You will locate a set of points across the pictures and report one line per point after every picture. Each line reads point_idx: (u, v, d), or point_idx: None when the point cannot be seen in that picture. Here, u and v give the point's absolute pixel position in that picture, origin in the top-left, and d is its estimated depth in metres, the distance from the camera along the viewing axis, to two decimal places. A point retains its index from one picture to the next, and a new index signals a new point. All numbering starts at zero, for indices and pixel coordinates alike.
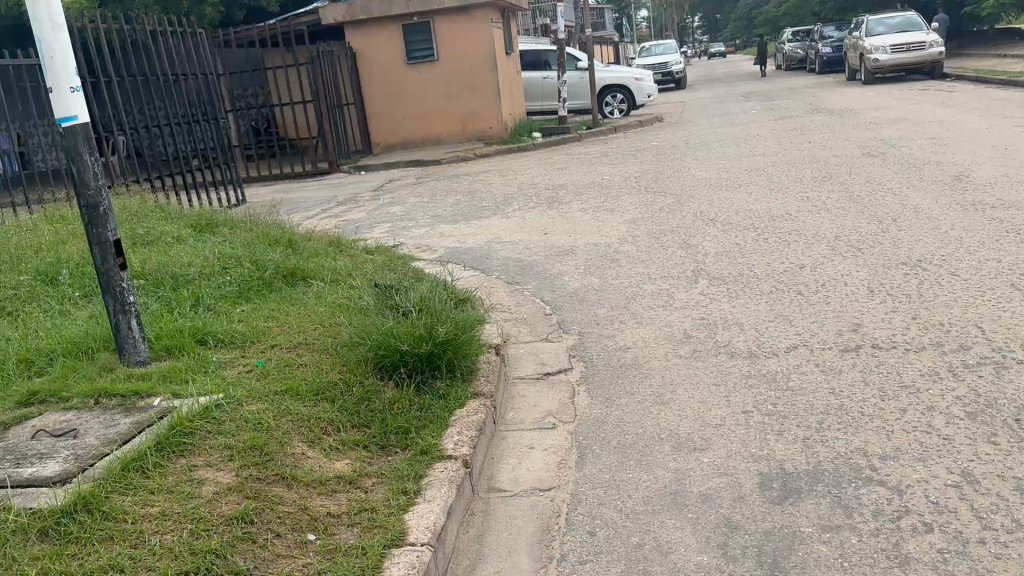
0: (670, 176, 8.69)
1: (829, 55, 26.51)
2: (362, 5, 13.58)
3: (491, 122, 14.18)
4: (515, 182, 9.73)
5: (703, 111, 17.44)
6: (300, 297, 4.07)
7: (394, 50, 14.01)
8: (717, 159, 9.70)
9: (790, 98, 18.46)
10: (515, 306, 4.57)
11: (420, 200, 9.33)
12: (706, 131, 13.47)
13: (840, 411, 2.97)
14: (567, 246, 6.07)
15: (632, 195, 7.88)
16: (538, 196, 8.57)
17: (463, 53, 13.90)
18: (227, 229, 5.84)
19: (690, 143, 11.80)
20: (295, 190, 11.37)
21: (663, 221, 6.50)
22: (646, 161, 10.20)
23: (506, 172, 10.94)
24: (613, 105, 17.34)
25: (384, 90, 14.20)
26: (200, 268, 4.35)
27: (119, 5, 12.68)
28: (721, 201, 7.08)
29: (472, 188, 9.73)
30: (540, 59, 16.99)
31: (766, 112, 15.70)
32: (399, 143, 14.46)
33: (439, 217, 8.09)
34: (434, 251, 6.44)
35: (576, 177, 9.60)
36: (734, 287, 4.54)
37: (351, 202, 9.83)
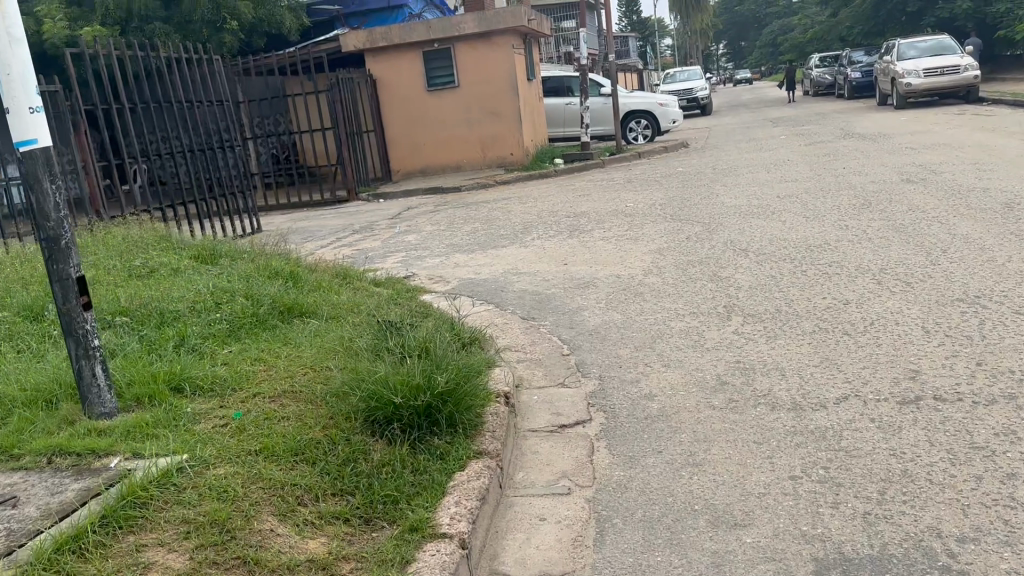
0: (698, 204, 8.31)
1: (859, 80, 26.04)
2: (383, 32, 13.43)
3: (512, 149, 13.91)
4: (536, 210, 9.40)
5: (730, 137, 17.05)
6: (295, 336, 3.72)
7: (414, 76, 13.82)
8: (746, 185, 9.31)
9: (819, 123, 18.03)
10: (530, 345, 4.19)
11: (438, 228, 9.03)
12: (734, 156, 13.09)
13: (905, 479, 2.59)
14: (589, 277, 5.71)
15: (658, 224, 7.51)
16: (559, 224, 8.23)
17: (484, 79, 13.68)
18: (230, 261, 5.53)
19: (718, 169, 11.42)
20: (311, 219, 11.14)
21: (691, 252, 6.12)
22: (672, 188, 9.83)
23: (527, 199, 10.62)
24: (637, 130, 17.04)
25: (404, 117, 14.00)
26: (190, 304, 4.02)
27: (138, 33, 12.63)
28: (753, 230, 6.69)
29: (492, 215, 9.41)
30: (562, 85, 16.74)
31: (795, 138, 15.28)
32: (419, 170, 14.23)
33: (456, 246, 7.76)
34: (447, 283, 6.11)
35: (599, 204, 9.26)
36: (772, 326, 4.13)
37: (366, 231, 9.55)
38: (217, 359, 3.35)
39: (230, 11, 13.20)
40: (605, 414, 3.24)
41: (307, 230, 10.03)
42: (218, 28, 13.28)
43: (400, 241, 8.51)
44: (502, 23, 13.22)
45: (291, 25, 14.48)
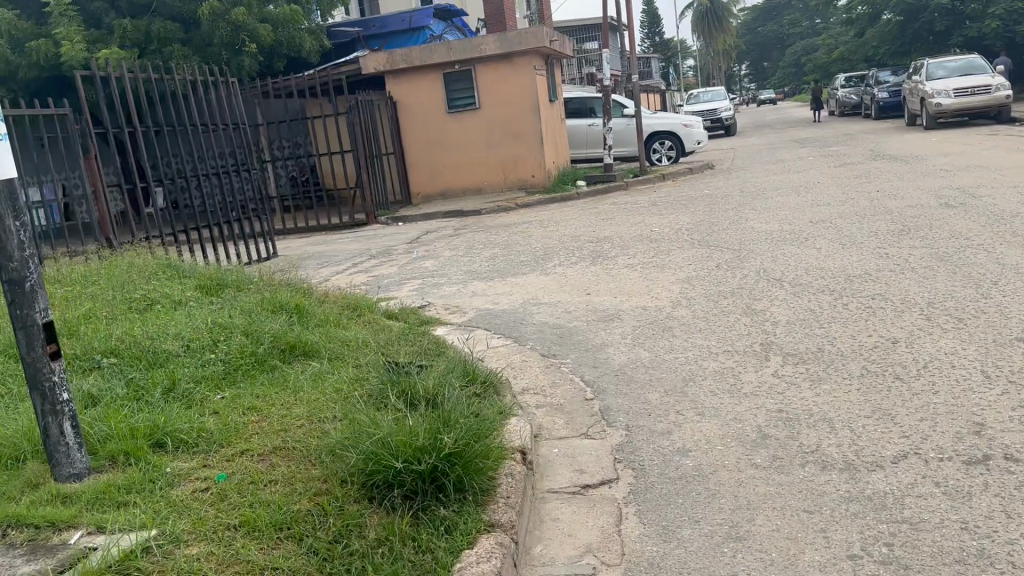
0: (727, 229, 7.96)
1: (886, 100, 25.56)
2: (403, 54, 13.27)
3: (534, 172, 13.65)
4: (557, 235, 9.10)
5: (756, 158, 16.66)
6: (296, 379, 3.44)
7: (434, 98, 13.63)
8: (776, 209, 8.95)
9: (848, 144, 17.60)
10: (550, 387, 3.86)
11: (456, 254, 8.76)
12: (761, 178, 12.72)
13: (984, 563, 2.22)
14: (613, 309, 5.37)
15: (685, 250, 7.18)
16: (582, 250, 7.91)
17: (505, 101, 13.46)
18: (237, 291, 5.29)
19: (745, 192, 11.06)
20: (328, 243, 10.93)
21: (721, 281, 5.77)
22: (699, 212, 9.49)
23: (548, 223, 10.33)
24: (661, 152, 16.72)
25: (424, 139, 13.82)
26: (185, 343, 3.76)
27: (157, 56, 12.59)
28: (787, 258, 6.33)
29: (513, 240, 9.13)
30: (584, 106, 16.49)
31: (824, 159, 14.88)
32: (439, 193, 14.01)
33: (474, 273, 7.47)
34: (464, 314, 5.81)
35: (623, 228, 8.93)
36: (815, 369, 3.77)
37: (383, 256, 9.31)
38: (208, 407, 3.08)
39: (249, 34, 13.16)
40: (633, 472, 2.90)
41: (323, 255, 9.80)
42: (236, 51, 13.25)
43: (418, 267, 8.24)
44: (523, 44, 13.01)
45: (310, 47, 14.47)
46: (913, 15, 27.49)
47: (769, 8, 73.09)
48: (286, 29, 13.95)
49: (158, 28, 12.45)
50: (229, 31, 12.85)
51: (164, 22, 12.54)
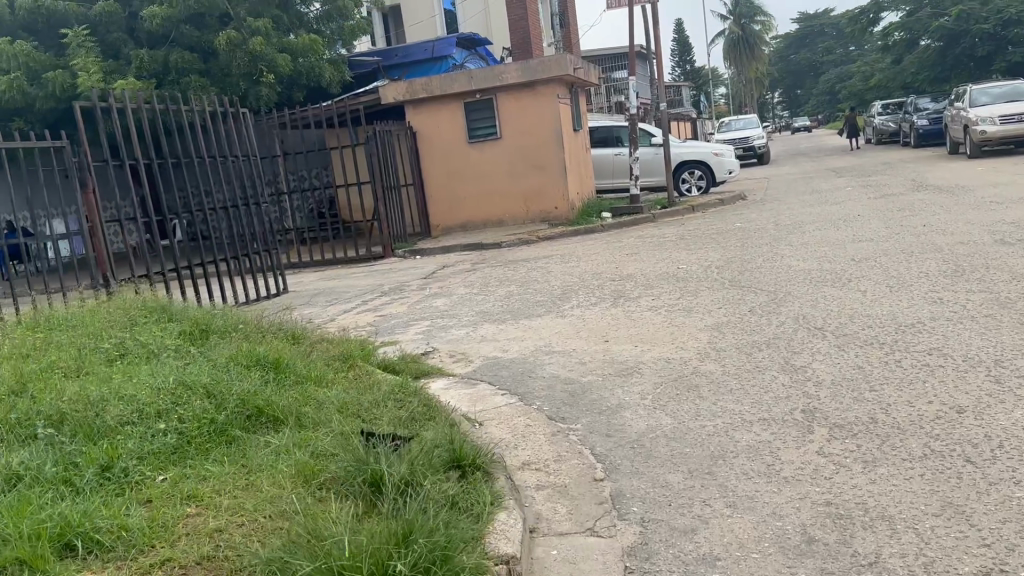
0: (760, 268, 7.38)
1: (926, 128, 24.75)
2: (423, 83, 12.96)
3: (557, 203, 13.19)
4: (578, 271, 8.60)
5: (790, 188, 16.04)
6: (256, 455, 2.96)
7: (455, 127, 13.27)
8: (814, 246, 8.34)
9: (888, 174, 16.89)
10: (555, 462, 3.32)
11: (471, 291, 8.29)
12: (797, 210, 12.12)
13: None
14: (633, 360, 4.84)
15: (715, 291, 6.62)
16: (603, 289, 7.39)
17: (527, 131, 13.06)
18: (225, 338, 4.85)
19: (780, 225, 10.46)
20: (342, 277, 10.57)
21: (754, 330, 5.21)
22: (730, 247, 8.92)
23: (570, 257, 9.83)
24: (690, 182, 16.19)
25: (444, 170, 13.44)
26: (137, 406, 3.29)
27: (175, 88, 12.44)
28: (827, 302, 5.75)
29: (532, 277, 8.65)
30: (611, 135, 16.04)
31: (862, 190, 14.21)
32: (459, 224, 13.59)
33: (486, 314, 6.98)
34: (469, 363, 5.29)
35: (648, 265, 8.40)
36: (868, 448, 3.22)
37: (395, 292, 8.89)
38: (142, 495, 2.60)
39: (266, 64, 13.01)
40: None
41: (335, 291, 9.42)
42: (254, 81, 13.06)
43: (429, 306, 7.78)
44: (546, 72, 12.63)
45: (331, 78, 14.30)
46: (953, 41, 26.73)
47: (802, 36, 72.45)
48: (306, 60, 13.79)
49: (176, 59, 12.57)
50: (247, 60, 12.75)
51: (181, 53, 12.65)
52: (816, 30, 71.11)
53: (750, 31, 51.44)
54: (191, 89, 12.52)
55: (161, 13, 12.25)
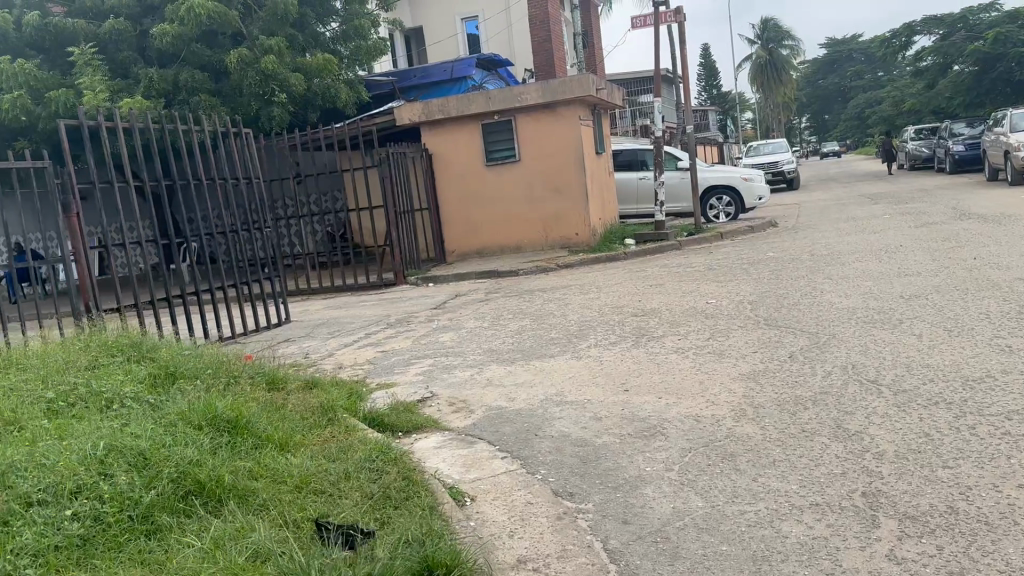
0: (798, 305, 6.69)
1: (962, 153, 23.86)
2: (440, 104, 12.48)
3: (577, 230, 12.60)
4: (596, 304, 7.97)
5: (823, 216, 15.29)
6: (181, 555, 2.40)
7: (472, 150, 12.75)
8: (853, 280, 7.65)
9: (927, 201, 16.10)
10: (557, 561, 2.69)
11: (481, 325, 7.68)
12: (832, 239, 11.40)
13: None
14: (656, 416, 4.20)
15: (749, 331, 5.95)
16: (624, 326, 6.74)
17: (548, 154, 12.51)
18: (192, 384, 4.34)
19: (816, 256, 9.75)
20: (347, 306, 10.04)
21: (797, 382, 4.53)
22: (762, 280, 8.24)
23: (589, 288, 9.21)
24: (718, 208, 15.53)
25: (461, 193, 12.91)
26: (51, 482, 2.73)
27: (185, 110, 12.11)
28: (879, 349, 5.06)
29: (547, 310, 8.02)
30: (635, 158, 15.45)
31: (901, 218, 13.45)
32: (476, 250, 13.03)
33: (494, 351, 6.37)
34: (469, 414, 4.67)
35: (673, 299, 7.76)
36: (953, 557, 2.53)
37: (402, 325, 8.31)
38: None
39: (278, 84, 12.62)
40: None
41: (338, 322, 8.87)
42: (266, 101, 12.69)
43: (434, 341, 7.18)
44: (568, 93, 12.08)
45: (347, 100, 13.78)
46: (990, 65, 25.88)
47: (830, 60, 71.66)
48: (321, 80, 13.36)
49: (185, 76, 12.32)
50: (259, 78, 12.36)
51: (191, 71, 12.42)
52: (844, 55, 70.30)
53: (777, 55, 50.83)
54: (200, 109, 12.26)
55: (172, 31, 11.98)
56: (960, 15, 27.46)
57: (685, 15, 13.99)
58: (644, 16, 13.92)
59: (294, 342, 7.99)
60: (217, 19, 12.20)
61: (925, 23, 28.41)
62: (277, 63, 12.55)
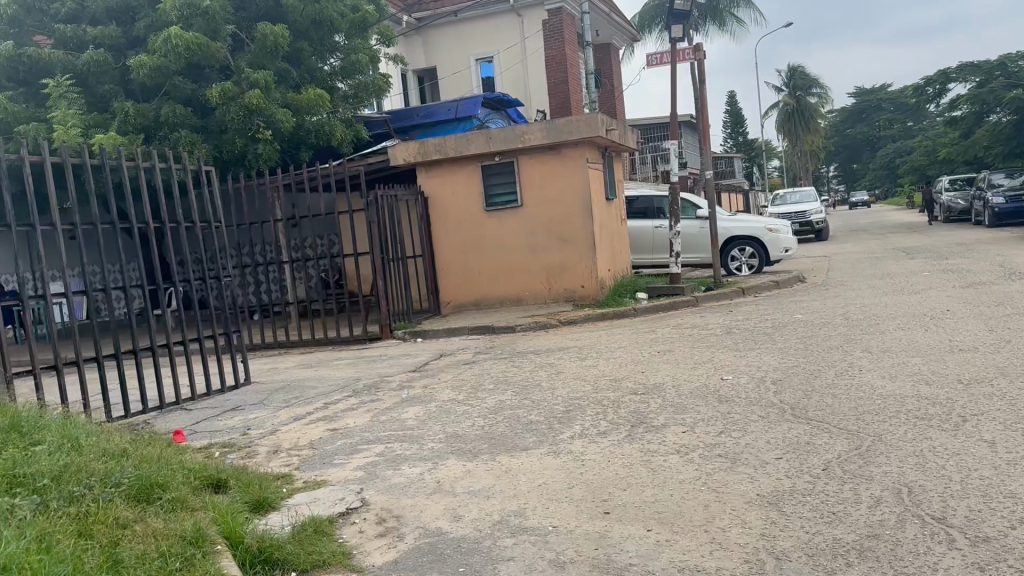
0: (832, 388, 5.51)
1: (1002, 206, 22.52)
2: (436, 144, 11.58)
3: (583, 282, 11.52)
4: (592, 375, 6.86)
5: (856, 271, 14.08)
6: None
7: (471, 194, 11.79)
8: (896, 354, 6.48)
9: (970, 257, 14.84)
10: None
11: (456, 397, 6.58)
12: (868, 300, 10.21)
13: None
14: (639, 564, 3.06)
15: (771, 424, 4.79)
16: (620, 407, 5.60)
17: (552, 199, 11.52)
18: (26, 501, 3.29)
19: (850, 320, 8.58)
20: (319, 366, 9.02)
21: (834, 515, 3.38)
22: (787, 351, 7.07)
23: (588, 352, 8.11)
24: (740, 260, 14.38)
25: (458, 239, 11.91)
26: None
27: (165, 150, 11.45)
28: (943, 462, 3.92)
29: (534, 380, 6.91)
30: (651, 206, 14.40)
31: (943, 276, 12.20)
32: (473, 302, 11.97)
33: (457, 436, 5.27)
34: (396, 541, 3.57)
35: (681, 371, 6.63)
36: None
37: (368, 392, 7.24)
38: None
39: (265, 120, 11.88)
40: None
41: (302, 386, 7.85)
42: (252, 138, 11.94)
43: (395, 417, 6.08)
44: (573, 133, 11.12)
45: (343, 138, 12.99)
46: None
47: (858, 110, 70.69)
48: (314, 117, 12.62)
49: (166, 111, 11.75)
50: (242, 114, 11.63)
51: (174, 106, 11.84)
52: (872, 104, 69.49)
53: (804, 103, 49.93)
54: (181, 145, 11.61)
55: (149, 63, 11.37)
56: (996, 63, 26.38)
57: (704, 53, 13.08)
58: (660, 54, 13.02)
59: (243, 413, 6.96)
60: (200, 50, 11.58)
61: (959, 71, 27.34)
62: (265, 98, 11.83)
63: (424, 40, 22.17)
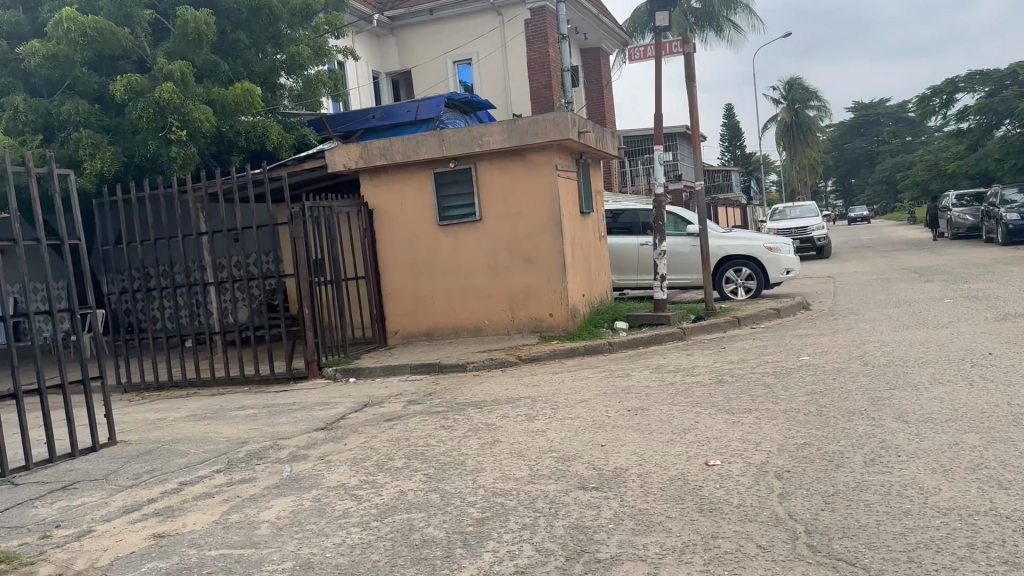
0: (864, 494, 3.76)
1: (1018, 222, 20.84)
2: (377, 149, 9.93)
3: (551, 309, 9.83)
4: (532, 449, 5.12)
5: (866, 296, 12.38)
6: None
7: (422, 206, 10.11)
8: (940, 428, 4.78)
9: (993, 281, 13.14)
10: None
11: (344, 481, 4.89)
12: (887, 336, 8.51)
13: None
14: None
15: (777, 570, 3.07)
16: (557, 515, 3.86)
17: (516, 213, 9.84)
18: None
19: (871, 366, 6.89)
20: (214, 419, 7.37)
21: None
22: (794, 417, 5.33)
23: (542, 406, 6.43)
24: (735, 282, 12.73)
25: (409, 259, 10.22)
26: None
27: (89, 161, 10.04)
28: None
29: (456, 454, 5.20)
30: (636, 222, 12.73)
31: (969, 305, 10.50)
32: (425, 331, 10.27)
33: (311, 563, 3.59)
34: None
35: (652, 445, 4.94)
36: None
37: (242, 469, 5.60)
38: None
39: (180, 118, 10.23)
40: None
41: (172, 454, 6.20)
42: (167, 140, 10.33)
43: (246, 519, 4.44)
44: (539, 135, 9.44)
45: (280, 140, 11.47)
46: None
47: (857, 124, 69.47)
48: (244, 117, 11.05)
49: (68, 109, 10.20)
50: (152, 110, 10.02)
51: (77, 102, 10.29)
52: (871, 119, 68.30)
53: (803, 116, 48.68)
54: (84, 148, 10.04)
55: (43, 51, 9.85)
56: (1008, 71, 24.84)
57: (694, 44, 11.46)
58: (644, 47, 11.39)
59: (75, 497, 5.31)
60: (104, 38, 10.01)
61: (968, 79, 25.76)
62: (181, 93, 10.21)
63: (399, 41, 20.44)
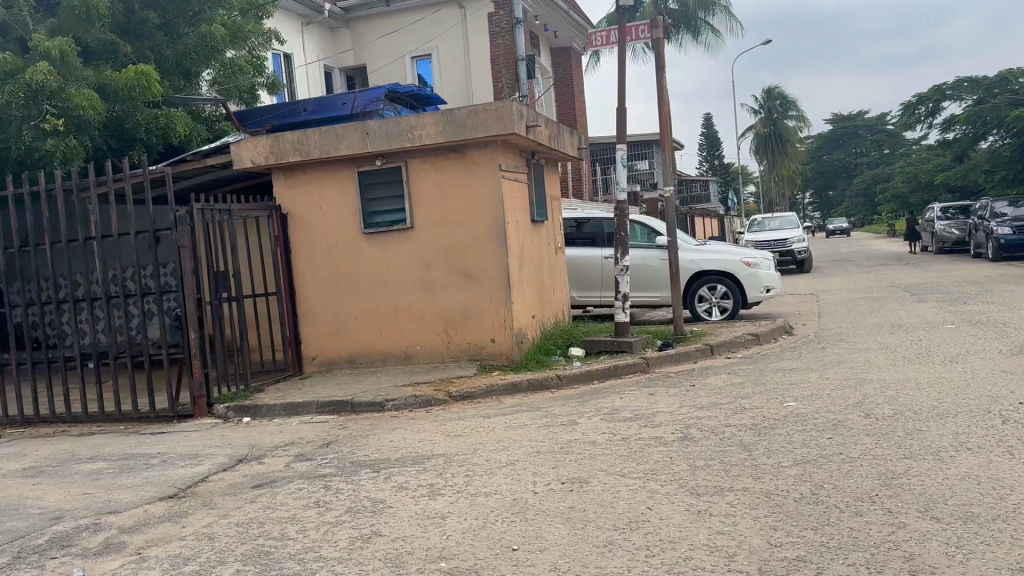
0: None
1: (1009, 237, 19.69)
2: (290, 142, 8.41)
3: (493, 334, 8.37)
4: (414, 555, 3.62)
5: (854, 319, 11.03)
6: None
7: (344, 211, 8.62)
8: (986, 534, 3.37)
9: (992, 303, 11.84)
10: None
11: None
12: (886, 373, 7.13)
13: None
14: None
15: None
16: None
17: (453, 221, 8.38)
18: None
19: (872, 418, 5.50)
20: (48, 476, 5.80)
21: None
22: (782, 506, 3.87)
23: (454, 472, 4.96)
24: (709, 301, 11.35)
25: (329, 272, 8.73)
26: None
27: None
28: None
29: (308, 559, 3.69)
30: (598, 232, 11.32)
31: (973, 333, 9.16)
32: (346, 358, 8.77)
33: None
34: None
35: (581, 552, 3.49)
36: None
37: (25, 566, 4.04)
38: None
39: (58, 105, 8.68)
40: None
41: None
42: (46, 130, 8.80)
43: None
44: (481, 129, 8.00)
45: (189, 132, 10.14)
46: None
47: (835, 136, 68.95)
48: (143, 105, 9.58)
49: None
50: (23, 94, 8.43)
51: None
52: (850, 131, 67.78)
53: (780, 126, 47.77)
54: None
55: None
56: (995, 80, 23.87)
57: (665, 30, 10.06)
58: (606, 32, 10.01)
59: None
60: None
61: (955, 88, 24.82)
62: (61, 76, 8.67)
63: (353, 34, 18.90)
